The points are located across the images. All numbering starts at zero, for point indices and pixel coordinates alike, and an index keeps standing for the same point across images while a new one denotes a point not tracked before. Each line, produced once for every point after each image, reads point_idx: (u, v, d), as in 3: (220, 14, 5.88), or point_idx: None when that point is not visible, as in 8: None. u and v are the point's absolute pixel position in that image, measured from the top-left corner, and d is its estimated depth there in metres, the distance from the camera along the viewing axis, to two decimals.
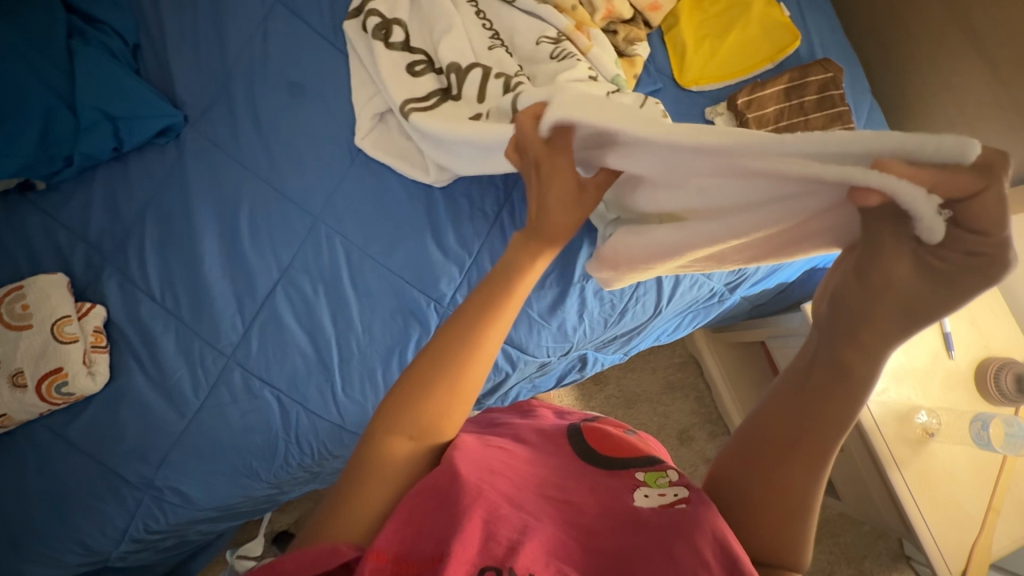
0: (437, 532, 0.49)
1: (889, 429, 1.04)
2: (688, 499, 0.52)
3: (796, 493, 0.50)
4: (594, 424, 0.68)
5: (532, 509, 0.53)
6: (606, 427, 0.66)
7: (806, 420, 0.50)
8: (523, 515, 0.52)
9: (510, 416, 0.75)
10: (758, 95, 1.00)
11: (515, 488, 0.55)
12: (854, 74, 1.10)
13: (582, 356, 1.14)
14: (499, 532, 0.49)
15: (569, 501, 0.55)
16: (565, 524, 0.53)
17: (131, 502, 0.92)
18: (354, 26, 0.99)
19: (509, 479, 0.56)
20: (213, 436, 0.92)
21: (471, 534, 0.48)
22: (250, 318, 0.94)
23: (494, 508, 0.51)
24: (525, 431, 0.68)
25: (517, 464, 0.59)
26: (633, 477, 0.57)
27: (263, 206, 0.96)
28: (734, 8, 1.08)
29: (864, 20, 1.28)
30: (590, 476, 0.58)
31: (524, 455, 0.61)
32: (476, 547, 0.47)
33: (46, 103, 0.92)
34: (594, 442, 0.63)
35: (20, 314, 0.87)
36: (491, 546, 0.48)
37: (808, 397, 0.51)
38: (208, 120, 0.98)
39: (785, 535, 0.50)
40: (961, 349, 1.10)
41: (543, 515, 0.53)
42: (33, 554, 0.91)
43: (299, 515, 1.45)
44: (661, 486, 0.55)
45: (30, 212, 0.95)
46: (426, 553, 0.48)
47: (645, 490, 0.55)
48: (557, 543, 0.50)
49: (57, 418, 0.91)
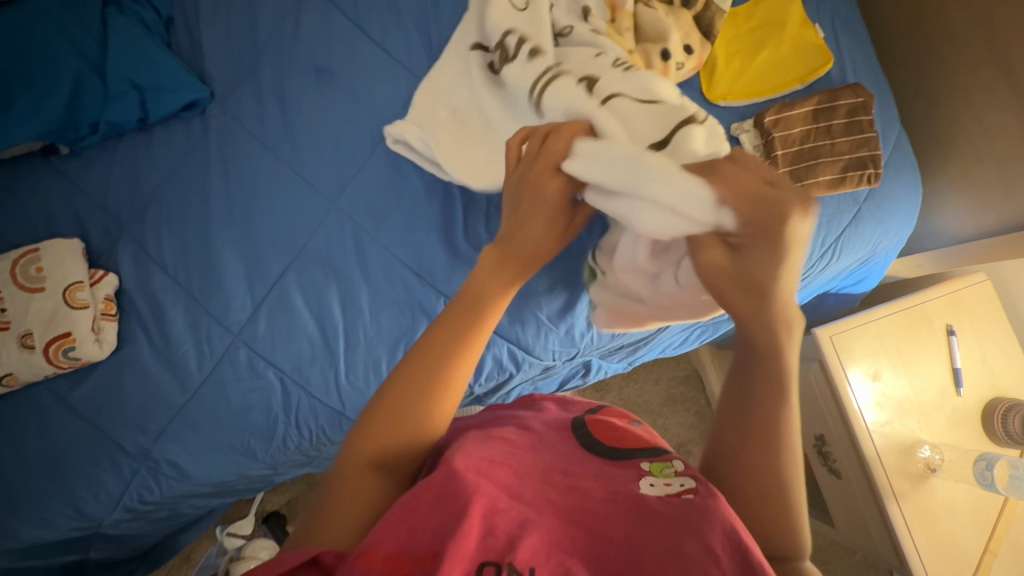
0: (434, 524, 0.48)
1: (891, 460, 1.04)
2: (695, 490, 0.53)
3: (760, 478, 0.56)
4: (598, 415, 0.69)
5: (533, 501, 0.52)
6: (609, 420, 0.67)
7: (752, 410, 0.58)
8: (523, 507, 0.51)
9: (514, 407, 0.74)
10: (786, 115, 0.99)
11: (516, 479, 0.55)
12: (885, 102, 1.09)
13: (586, 362, 1.13)
14: (499, 525, 0.48)
15: (575, 487, 0.55)
16: (567, 517, 0.52)
17: (128, 472, 0.93)
18: (468, 59, 0.97)
19: (510, 469, 0.55)
20: (212, 413, 0.93)
21: (471, 529, 0.47)
22: (259, 297, 0.94)
23: (493, 501, 0.50)
24: (531, 419, 0.68)
25: (517, 454, 0.59)
26: (639, 466, 0.58)
27: (282, 187, 0.96)
28: (768, 27, 1.06)
29: (897, 47, 1.26)
30: (596, 463, 0.59)
31: (526, 443, 0.61)
32: (476, 542, 0.46)
33: (76, 69, 0.93)
34: (598, 433, 0.64)
35: (33, 277, 0.88)
36: (492, 538, 0.47)
37: (749, 390, 0.58)
38: (235, 98, 0.98)
39: (769, 519, 0.55)
40: (969, 387, 1.09)
41: (543, 508, 0.52)
42: (27, 514, 0.92)
43: (291, 496, 1.45)
44: (666, 476, 0.57)
45: (51, 174, 0.96)
46: (421, 549, 0.46)
47: (651, 479, 0.56)
48: (558, 535, 0.50)
49: (61, 381, 0.92)
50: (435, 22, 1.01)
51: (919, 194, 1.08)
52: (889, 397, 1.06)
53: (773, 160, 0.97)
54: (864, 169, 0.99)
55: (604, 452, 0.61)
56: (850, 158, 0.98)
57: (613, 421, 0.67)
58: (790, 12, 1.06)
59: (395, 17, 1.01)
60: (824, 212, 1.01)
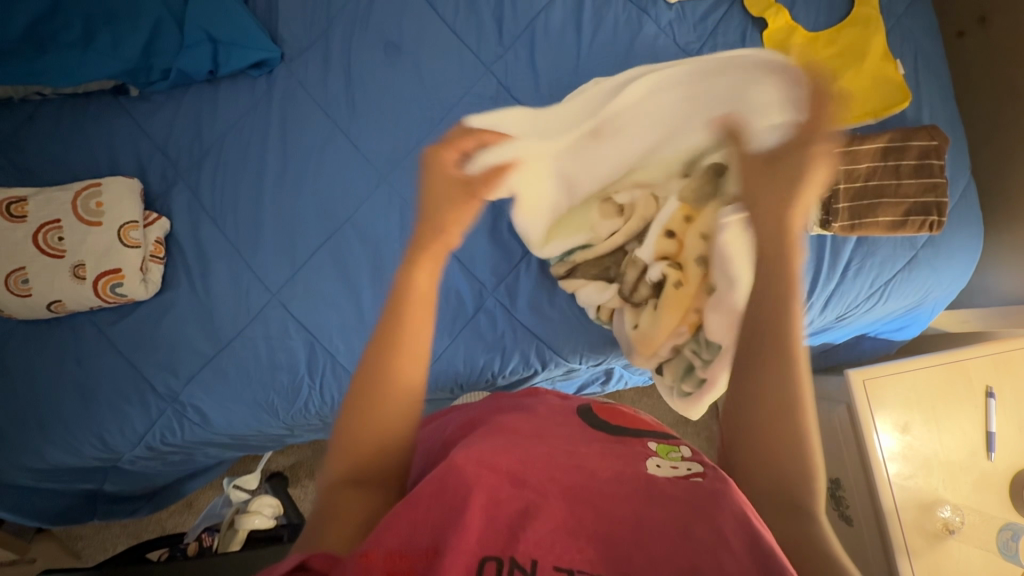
0: (438, 516, 0.48)
1: (909, 515, 1.02)
2: (703, 473, 0.55)
3: (784, 447, 0.52)
4: (603, 403, 0.73)
5: (538, 487, 0.52)
6: (615, 408, 0.71)
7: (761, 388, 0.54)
8: (527, 495, 0.51)
9: (519, 394, 0.76)
10: (855, 149, 0.95)
11: (520, 464, 0.55)
12: (958, 150, 1.04)
13: (608, 369, 1.11)
14: (500, 516, 0.48)
15: (581, 467, 0.55)
16: (571, 496, 0.51)
17: (154, 412, 0.95)
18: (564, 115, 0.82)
19: (512, 456, 0.56)
20: (243, 365, 0.94)
21: (473, 520, 0.47)
22: (301, 262, 0.96)
23: (494, 491, 0.50)
24: (536, 405, 0.70)
25: (521, 441, 0.59)
26: (645, 445, 0.61)
27: (336, 155, 0.97)
28: (848, 55, 1.01)
29: (972, 72, 1.14)
30: (600, 443, 0.60)
31: (529, 430, 0.62)
32: (477, 534, 0.46)
33: (156, 15, 0.94)
34: (604, 416, 0.68)
35: (93, 210, 0.89)
36: (493, 531, 0.47)
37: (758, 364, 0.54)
38: (303, 62, 0.99)
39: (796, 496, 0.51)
40: (1002, 452, 1.05)
41: (550, 491, 0.51)
42: (55, 437, 0.95)
43: (297, 458, 1.49)
44: (673, 459, 0.58)
45: (119, 114, 0.98)
46: (422, 544, 0.46)
47: (658, 461, 0.57)
48: (565, 518, 0.49)
49: (103, 315, 0.94)
50: (507, 8, 1.00)
51: (979, 249, 1.04)
52: (915, 450, 1.03)
53: (834, 195, 0.94)
54: (927, 216, 0.96)
55: (611, 431, 0.64)
56: (914, 203, 0.95)
57: (623, 409, 0.71)
58: (873, 43, 1.00)
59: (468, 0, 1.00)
60: (878, 253, 0.99)
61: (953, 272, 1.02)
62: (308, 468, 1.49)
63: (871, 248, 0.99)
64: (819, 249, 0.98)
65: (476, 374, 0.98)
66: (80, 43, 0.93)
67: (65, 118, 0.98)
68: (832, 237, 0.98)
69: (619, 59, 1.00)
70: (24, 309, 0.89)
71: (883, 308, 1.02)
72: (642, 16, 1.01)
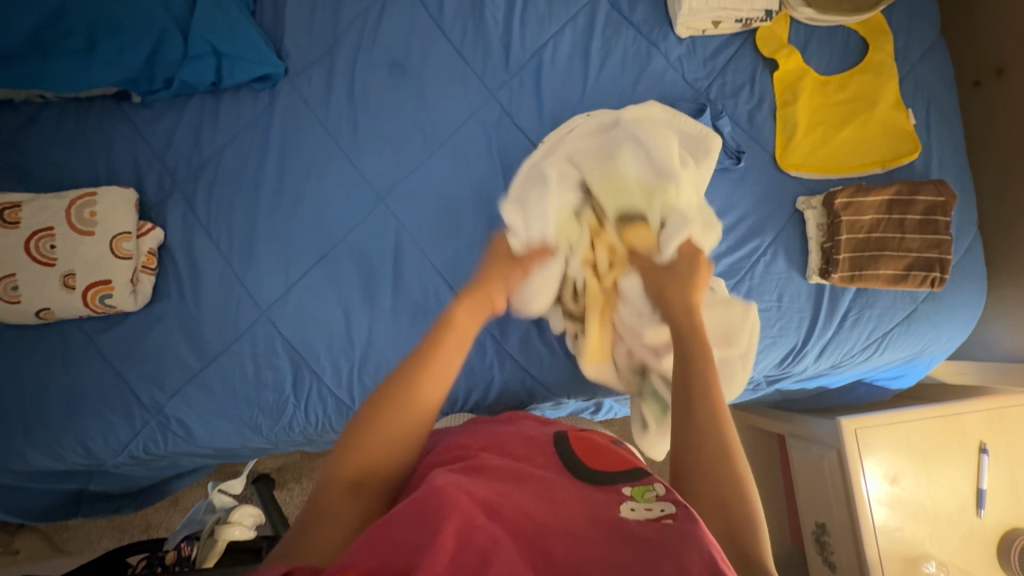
0: (411, 542, 0.46)
1: (893, 569, 1.00)
2: (675, 515, 0.52)
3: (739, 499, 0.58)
4: (581, 433, 0.70)
5: (511, 519, 0.50)
6: (593, 438, 0.68)
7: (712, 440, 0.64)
8: (501, 526, 0.49)
9: (499, 422, 0.74)
10: (858, 200, 0.94)
11: (496, 497, 0.53)
12: (966, 204, 1.02)
13: (598, 402, 1.06)
14: (474, 540, 0.46)
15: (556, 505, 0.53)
16: (542, 532, 0.49)
17: (138, 422, 0.95)
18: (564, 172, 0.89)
19: (492, 489, 0.54)
20: (230, 381, 0.94)
21: (445, 543, 0.45)
22: (295, 278, 0.95)
23: (471, 516, 0.48)
24: (512, 437, 0.68)
25: (500, 477, 0.58)
26: (619, 491, 0.57)
27: (336, 175, 0.96)
28: (859, 101, 0.99)
29: (984, 123, 1.12)
30: (576, 485, 0.58)
31: (508, 465, 0.60)
32: (449, 558, 0.44)
33: (162, 24, 0.93)
34: (579, 447, 0.66)
35: (87, 220, 0.89)
36: (466, 554, 0.45)
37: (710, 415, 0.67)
38: (307, 78, 0.98)
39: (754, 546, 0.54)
40: (992, 510, 1.04)
41: (523, 526, 0.50)
42: (39, 443, 0.95)
43: (284, 463, 1.49)
44: (648, 501, 0.55)
45: (119, 120, 0.98)
46: (397, 565, 0.44)
47: (631, 504, 0.55)
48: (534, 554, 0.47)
49: (93, 323, 0.94)
50: (516, 35, 0.98)
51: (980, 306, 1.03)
52: (904, 501, 1.02)
53: (836, 244, 0.92)
54: (930, 271, 0.94)
55: (586, 470, 0.61)
56: (917, 257, 0.94)
57: (601, 440, 0.68)
58: (885, 90, 0.99)
59: (476, 24, 0.98)
60: (878, 304, 0.97)
61: (954, 325, 1.01)
62: (295, 472, 1.48)
63: (870, 298, 0.97)
64: (816, 296, 0.97)
65: (463, 403, 0.97)
66: (83, 49, 0.93)
67: (65, 122, 0.97)
68: (830, 285, 0.97)
69: (625, 93, 0.99)
70: (12, 315, 0.89)
71: (883, 359, 1.00)
72: (652, 49, 1.00)
